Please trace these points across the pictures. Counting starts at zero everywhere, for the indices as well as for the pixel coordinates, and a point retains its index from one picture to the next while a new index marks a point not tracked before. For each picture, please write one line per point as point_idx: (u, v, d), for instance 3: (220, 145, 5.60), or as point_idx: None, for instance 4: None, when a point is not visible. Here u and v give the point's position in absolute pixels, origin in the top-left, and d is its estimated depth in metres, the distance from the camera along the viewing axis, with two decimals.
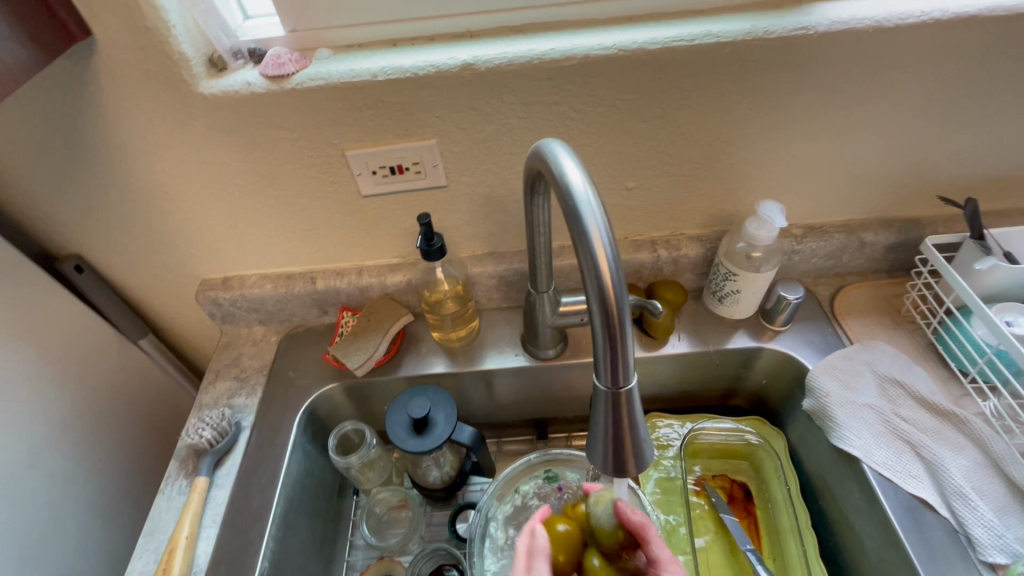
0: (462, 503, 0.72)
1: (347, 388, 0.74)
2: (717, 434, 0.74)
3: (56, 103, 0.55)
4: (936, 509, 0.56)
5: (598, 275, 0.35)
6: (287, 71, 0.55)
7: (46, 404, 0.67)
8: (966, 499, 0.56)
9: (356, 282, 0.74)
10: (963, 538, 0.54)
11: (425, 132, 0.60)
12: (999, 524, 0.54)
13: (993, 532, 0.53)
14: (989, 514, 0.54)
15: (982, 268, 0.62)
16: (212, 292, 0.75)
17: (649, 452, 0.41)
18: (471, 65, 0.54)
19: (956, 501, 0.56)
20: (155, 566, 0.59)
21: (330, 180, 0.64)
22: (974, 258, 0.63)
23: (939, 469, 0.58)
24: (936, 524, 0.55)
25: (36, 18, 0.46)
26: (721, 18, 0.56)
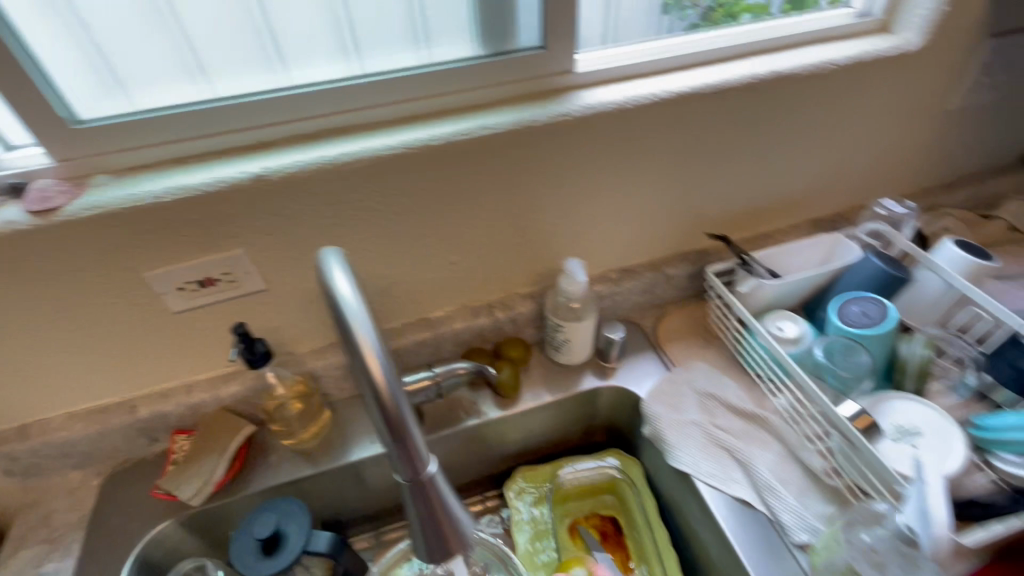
0: None
1: (186, 521, 0.67)
2: (580, 475, 0.79)
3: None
4: (754, 506, 0.64)
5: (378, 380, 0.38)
6: (58, 203, 0.53)
7: None
8: (774, 491, 0.64)
9: (185, 401, 0.69)
10: (777, 528, 0.62)
11: (228, 243, 0.59)
12: (799, 506, 0.63)
13: (797, 516, 0.62)
14: (792, 500, 0.63)
15: (747, 289, 0.74)
16: (5, 447, 0.65)
17: (467, 524, 0.45)
18: (261, 177, 0.55)
19: (768, 494, 0.64)
20: None
21: (132, 304, 0.60)
22: (743, 280, 0.75)
23: (751, 468, 0.66)
24: (755, 520, 0.63)
25: None
26: (494, 110, 0.63)
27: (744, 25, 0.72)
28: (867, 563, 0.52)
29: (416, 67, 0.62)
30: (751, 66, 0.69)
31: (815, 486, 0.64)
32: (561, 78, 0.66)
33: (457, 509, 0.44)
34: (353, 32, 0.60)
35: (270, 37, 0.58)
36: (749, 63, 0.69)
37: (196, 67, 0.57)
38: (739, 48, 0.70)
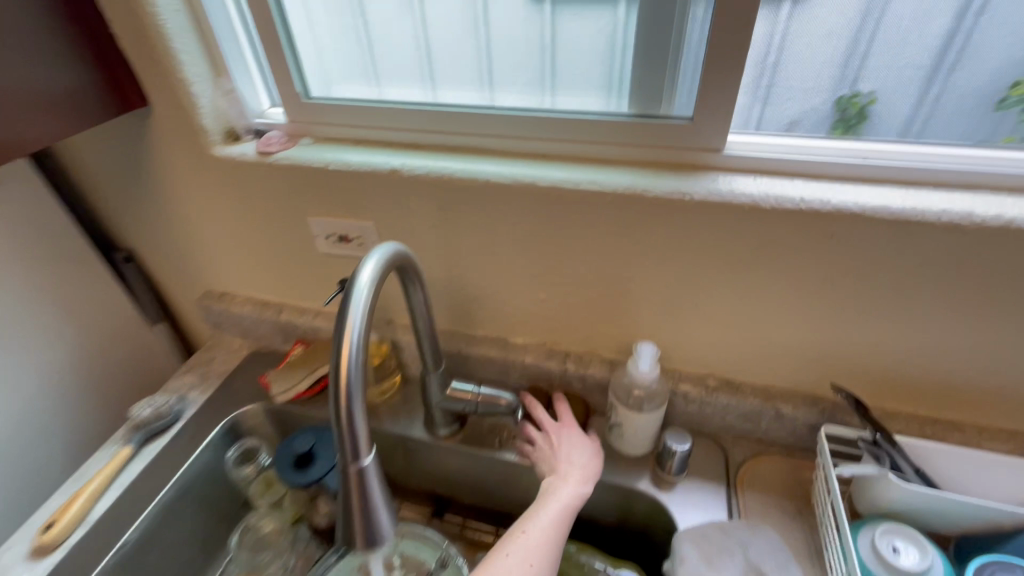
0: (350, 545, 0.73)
1: (268, 411, 0.84)
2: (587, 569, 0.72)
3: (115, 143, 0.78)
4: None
5: (333, 355, 0.43)
6: (272, 150, 0.72)
7: (63, 362, 0.87)
8: None
9: (309, 322, 0.87)
10: None
11: (365, 215, 0.72)
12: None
13: None
14: None
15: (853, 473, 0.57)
16: (209, 301, 0.93)
17: (387, 522, 0.46)
18: (399, 170, 0.66)
19: None
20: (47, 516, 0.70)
21: (297, 234, 0.78)
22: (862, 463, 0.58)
23: None
24: None
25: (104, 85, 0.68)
26: (610, 166, 0.62)
27: (965, 147, 0.57)
28: None
29: (571, 110, 0.64)
30: (956, 201, 0.52)
31: None
32: (706, 156, 0.60)
33: (380, 498, 0.46)
34: (571, 77, 0.65)
35: (497, 65, 0.68)
36: (959, 196, 0.52)
37: (416, 77, 0.71)
38: (944, 172, 0.55)
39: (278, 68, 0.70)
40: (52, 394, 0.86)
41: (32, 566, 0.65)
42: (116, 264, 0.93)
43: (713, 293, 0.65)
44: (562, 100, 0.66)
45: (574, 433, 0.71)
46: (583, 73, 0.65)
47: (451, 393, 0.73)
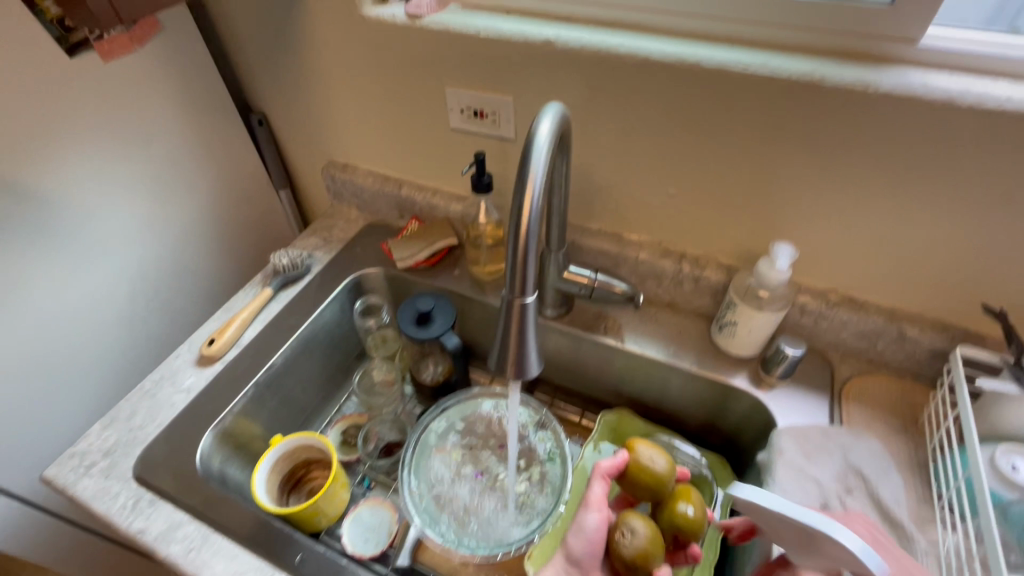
0: (457, 396, 0.82)
1: (388, 277, 0.91)
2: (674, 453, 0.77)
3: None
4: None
5: (516, 194, 0.44)
6: (422, 13, 0.71)
7: (205, 210, 0.95)
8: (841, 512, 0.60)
9: (428, 199, 0.91)
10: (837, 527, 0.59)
11: (506, 89, 0.72)
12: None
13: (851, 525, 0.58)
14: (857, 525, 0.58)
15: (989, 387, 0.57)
16: (333, 171, 0.98)
17: (535, 360, 0.51)
18: (552, 42, 0.65)
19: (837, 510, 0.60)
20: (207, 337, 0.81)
21: (433, 106, 0.80)
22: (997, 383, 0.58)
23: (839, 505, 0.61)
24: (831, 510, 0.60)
25: None
26: (782, 53, 0.59)
27: None
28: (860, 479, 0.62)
29: None
30: None
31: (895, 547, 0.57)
32: (899, 47, 0.55)
33: (533, 338, 0.50)
34: None
35: None
36: None
37: None
38: None
39: None
40: (195, 237, 0.94)
41: (201, 371, 0.77)
42: (250, 125, 0.99)
43: (864, 202, 0.62)
44: None
45: (590, 516, 0.59)
46: None
47: (568, 276, 0.75)
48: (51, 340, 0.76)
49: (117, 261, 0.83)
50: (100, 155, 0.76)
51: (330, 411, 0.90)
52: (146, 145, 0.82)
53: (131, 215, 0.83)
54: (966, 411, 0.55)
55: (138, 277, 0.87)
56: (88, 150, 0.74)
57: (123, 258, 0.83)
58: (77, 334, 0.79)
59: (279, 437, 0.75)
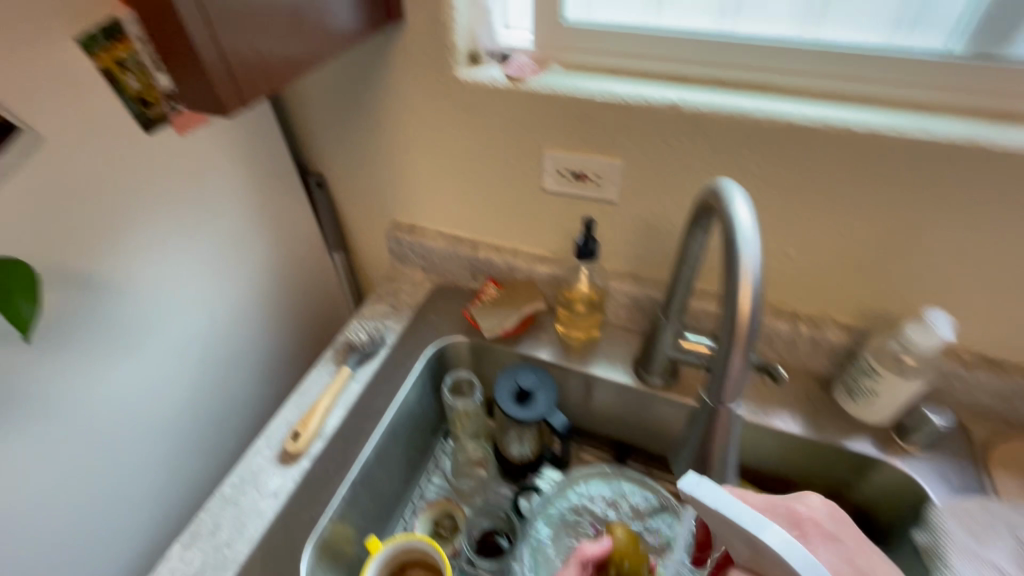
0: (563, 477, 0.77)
1: (473, 346, 0.85)
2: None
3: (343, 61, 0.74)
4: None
5: (725, 306, 0.42)
6: (525, 76, 0.67)
7: (266, 282, 0.87)
8: None
9: (508, 260, 0.86)
10: None
11: (614, 152, 0.68)
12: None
13: None
14: None
15: None
16: (398, 232, 0.92)
17: (734, 462, 0.52)
18: (677, 105, 0.61)
19: None
20: (289, 429, 0.73)
21: (525, 168, 0.75)
22: None
23: None
24: None
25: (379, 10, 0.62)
26: (929, 116, 0.57)
27: None
28: None
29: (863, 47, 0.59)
30: None
31: None
32: None
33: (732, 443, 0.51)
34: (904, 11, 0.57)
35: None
36: None
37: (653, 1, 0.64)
38: None
39: None
40: (257, 313, 0.87)
41: (283, 471, 0.68)
42: (307, 187, 0.93)
43: (1015, 264, 0.59)
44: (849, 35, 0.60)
45: None
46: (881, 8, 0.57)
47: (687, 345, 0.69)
48: (112, 446, 0.68)
49: (182, 349, 0.75)
50: (171, 237, 0.69)
51: (412, 496, 0.82)
52: (215, 221, 0.75)
53: (198, 297, 0.76)
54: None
55: (201, 364, 0.78)
56: (159, 232, 0.68)
57: (188, 345, 0.76)
58: (139, 435, 0.71)
59: (378, 542, 0.67)
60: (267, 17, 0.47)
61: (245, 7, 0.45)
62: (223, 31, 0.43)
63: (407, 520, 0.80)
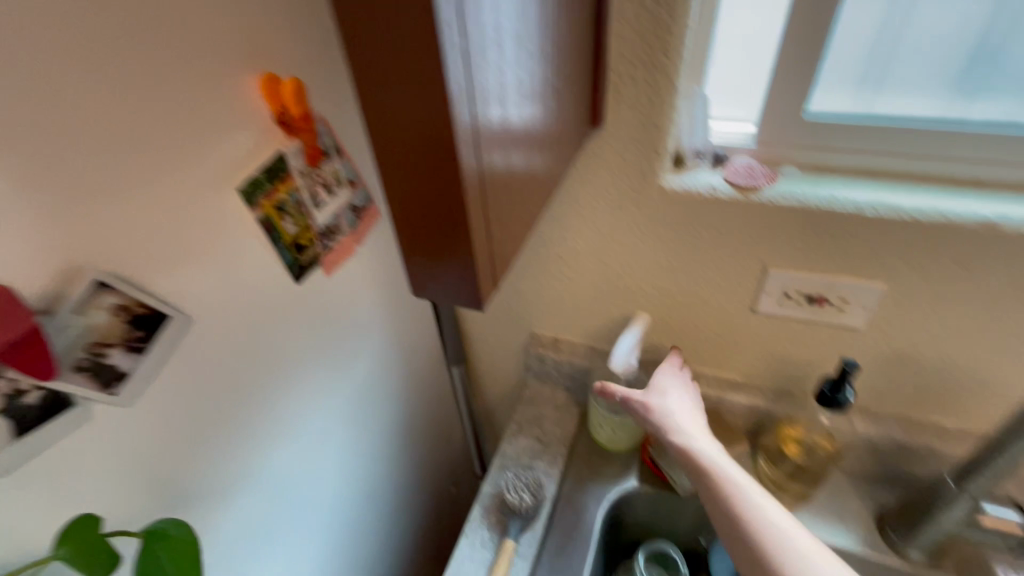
0: None
1: (653, 497, 0.68)
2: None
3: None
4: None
5: None
6: (760, 183, 0.53)
7: (391, 420, 0.73)
8: None
9: (691, 387, 0.70)
10: None
11: (877, 274, 0.53)
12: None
13: None
14: None
15: None
16: (541, 349, 0.78)
17: None
18: (995, 223, 0.46)
19: None
20: None
21: (733, 287, 0.60)
22: None
23: None
24: None
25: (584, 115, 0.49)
26: None
27: None
28: None
29: (928, 119, 0.51)
30: None
31: None
32: None
33: None
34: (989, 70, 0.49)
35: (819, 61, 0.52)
36: None
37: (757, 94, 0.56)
38: None
39: (787, 78, 0.51)
40: (380, 460, 0.72)
41: None
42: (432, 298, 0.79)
43: None
44: (919, 105, 0.52)
45: None
46: (956, 75, 0.50)
47: (993, 522, 0.53)
48: None
49: (311, 526, 0.61)
50: (310, 400, 0.56)
51: None
52: (351, 368, 0.62)
53: (330, 459, 0.62)
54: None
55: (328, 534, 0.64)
56: (299, 398, 0.54)
57: (316, 521, 0.61)
58: None
59: None
60: (515, 165, 0.35)
61: (503, 161, 0.32)
62: (489, 204, 0.31)
63: None
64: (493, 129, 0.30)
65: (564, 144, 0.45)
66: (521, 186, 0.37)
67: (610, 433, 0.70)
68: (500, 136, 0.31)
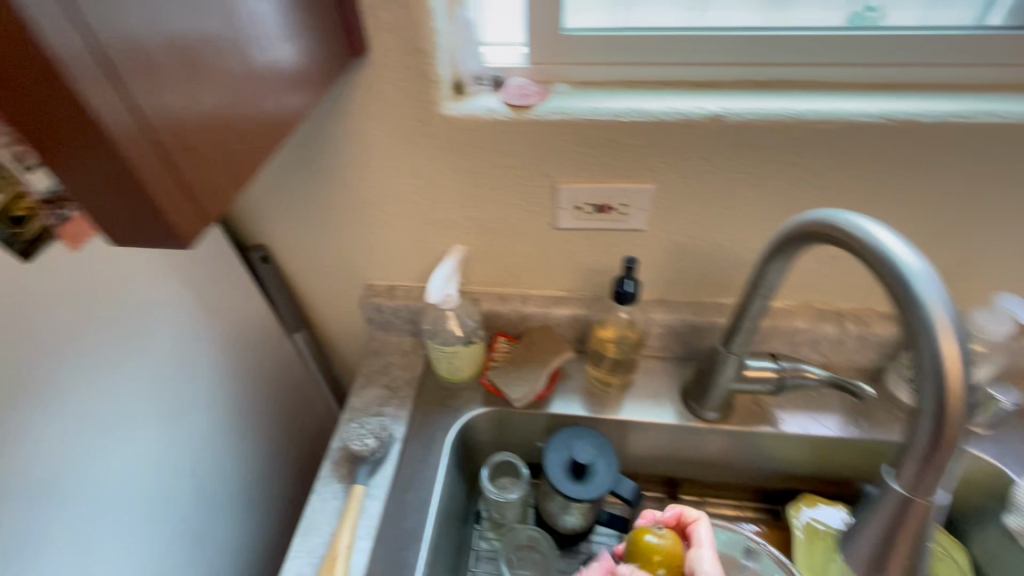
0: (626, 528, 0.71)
1: (498, 416, 0.73)
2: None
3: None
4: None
5: (917, 355, 0.33)
6: (531, 102, 0.55)
7: (219, 395, 0.70)
8: None
9: (520, 309, 0.74)
10: None
11: (644, 176, 0.58)
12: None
13: None
14: None
15: None
16: (377, 298, 0.77)
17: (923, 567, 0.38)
18: (721, 117, 0.52)
19: None
20: (313, 570, 0.59)
21: (534, 208, 0.64)
22: None
23: None
24: None
25: (334, 41, 0.47)
26: (987, 94, 0.53)
27: None
28: None
29: (680, 28, 0.54)
30: None
31: None
32: None
33: (925, 544, 0.37)
34: None
35: None
36: None
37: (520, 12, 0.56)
38: None
39: None
40: (214, 437, 0.70)
41: None
42: (250, 265, 0.74)
43: None
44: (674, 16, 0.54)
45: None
46: None
47: (755, 374, 0.63)
48: None
49: (140, 517, 0.58)
50: (91, 388, 0.52)
51: None
52: (142, 346, 0.58)
53: (144, 446, 0.59)
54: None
55: (166, 520, 0.62)
56: (75, 387, 0.50)
57: (136, 509, 0.58)
58: None
59: None
60: (222, 104, 0.34)
61: (196, 102, 0.32)
62: (174, 148, 0.31)
63: None
64: (169, 70, 0.30)
65: (304, 74, 0.43)
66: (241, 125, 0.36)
67: (447, 364, 0.71)
68: (169, 71, 0.30)
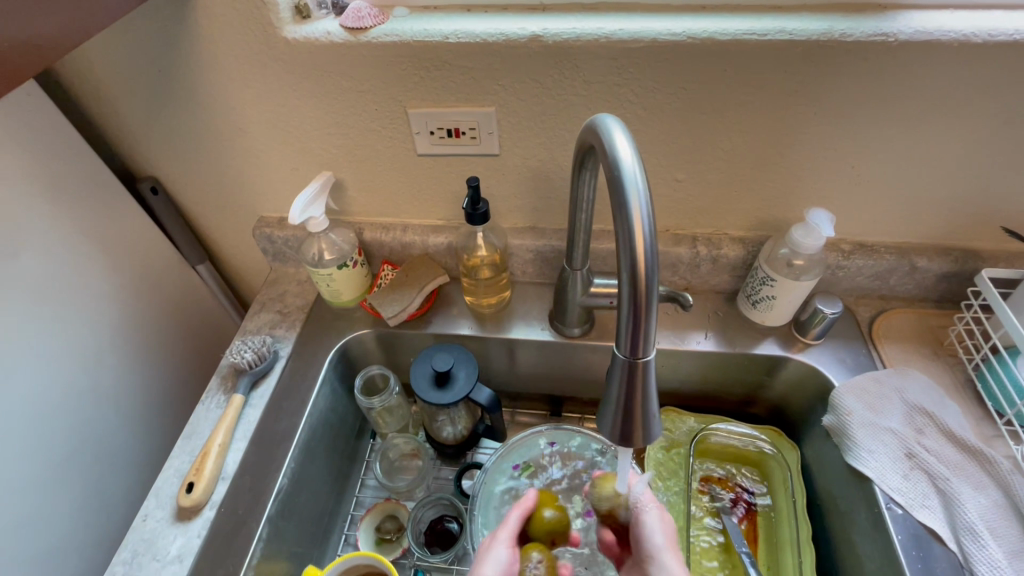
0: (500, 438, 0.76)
1: (380, 336, 0.79)
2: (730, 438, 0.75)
3: (138, 35, 0.59)
4: (945, 542, 0.57)
5: (619, 235, 0.37)
6: (366, 25, 0.58)
7: (113, 316, 0.75)
8: (938, 470, 0.61)
9: (400, 237, 0.78)
10: (936, 482, 0.60)
11: (485, 99, 0.61)
12: (1006, 570, 0.54)
13: (947, 474, 0.60)
14: (950, 473, 0.60)
15: None
16: (268, 229, 0.79)
17: (656, 427, 0.44)
18: (540, 37, 0.55)
19: (931, 465, 0.61)
20: (189, 466, 0.65)
21: (392, 134, 0.66)
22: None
23: (930, 461, 0.61)
24: (928, 466, 0.61)
25: None
26: (791, 15, 0.56)
27: None
28: (928, 425, 0.64)
29: None
30: None
31: (984, 472, 0.60)
32: None
33: (653, 405, 0.42)
34: None
35: None
36: None
37: None
38: None
39: None
40: (111, 355, 0.75)
41: (184, 529, 0.61)
42: (140, 196, 0.77)
43: (878, 154, 0.62)
44: None
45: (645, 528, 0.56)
46: None
47: (599, 290, 0.68)
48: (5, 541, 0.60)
49: (28, 419, 0.63)
50: None
51: (348, 508, 0.76)
52: (12, 261, 0.62)
53: (29, 355, 0.64)
54: (1012, 326, 0.59)
55: (59, 425, 0.67)
56: None
57: (26, 413, 0.63)
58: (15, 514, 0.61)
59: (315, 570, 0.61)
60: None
61: None
62: None
63: (353, 517, 0.76)
64: None
65: None
66: (24, 43, 0.40)
67: (328, 288, 0.75)
68: None
